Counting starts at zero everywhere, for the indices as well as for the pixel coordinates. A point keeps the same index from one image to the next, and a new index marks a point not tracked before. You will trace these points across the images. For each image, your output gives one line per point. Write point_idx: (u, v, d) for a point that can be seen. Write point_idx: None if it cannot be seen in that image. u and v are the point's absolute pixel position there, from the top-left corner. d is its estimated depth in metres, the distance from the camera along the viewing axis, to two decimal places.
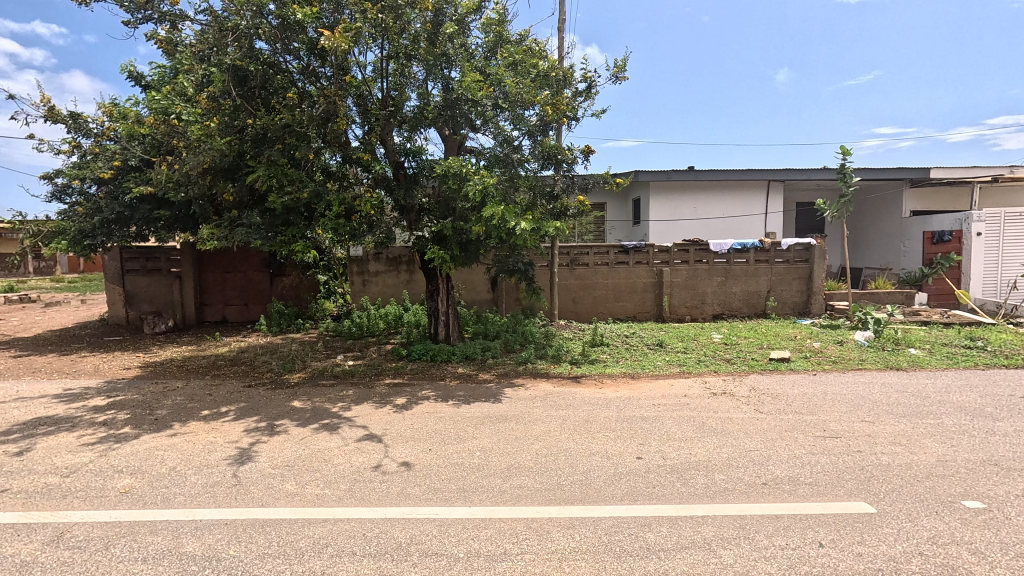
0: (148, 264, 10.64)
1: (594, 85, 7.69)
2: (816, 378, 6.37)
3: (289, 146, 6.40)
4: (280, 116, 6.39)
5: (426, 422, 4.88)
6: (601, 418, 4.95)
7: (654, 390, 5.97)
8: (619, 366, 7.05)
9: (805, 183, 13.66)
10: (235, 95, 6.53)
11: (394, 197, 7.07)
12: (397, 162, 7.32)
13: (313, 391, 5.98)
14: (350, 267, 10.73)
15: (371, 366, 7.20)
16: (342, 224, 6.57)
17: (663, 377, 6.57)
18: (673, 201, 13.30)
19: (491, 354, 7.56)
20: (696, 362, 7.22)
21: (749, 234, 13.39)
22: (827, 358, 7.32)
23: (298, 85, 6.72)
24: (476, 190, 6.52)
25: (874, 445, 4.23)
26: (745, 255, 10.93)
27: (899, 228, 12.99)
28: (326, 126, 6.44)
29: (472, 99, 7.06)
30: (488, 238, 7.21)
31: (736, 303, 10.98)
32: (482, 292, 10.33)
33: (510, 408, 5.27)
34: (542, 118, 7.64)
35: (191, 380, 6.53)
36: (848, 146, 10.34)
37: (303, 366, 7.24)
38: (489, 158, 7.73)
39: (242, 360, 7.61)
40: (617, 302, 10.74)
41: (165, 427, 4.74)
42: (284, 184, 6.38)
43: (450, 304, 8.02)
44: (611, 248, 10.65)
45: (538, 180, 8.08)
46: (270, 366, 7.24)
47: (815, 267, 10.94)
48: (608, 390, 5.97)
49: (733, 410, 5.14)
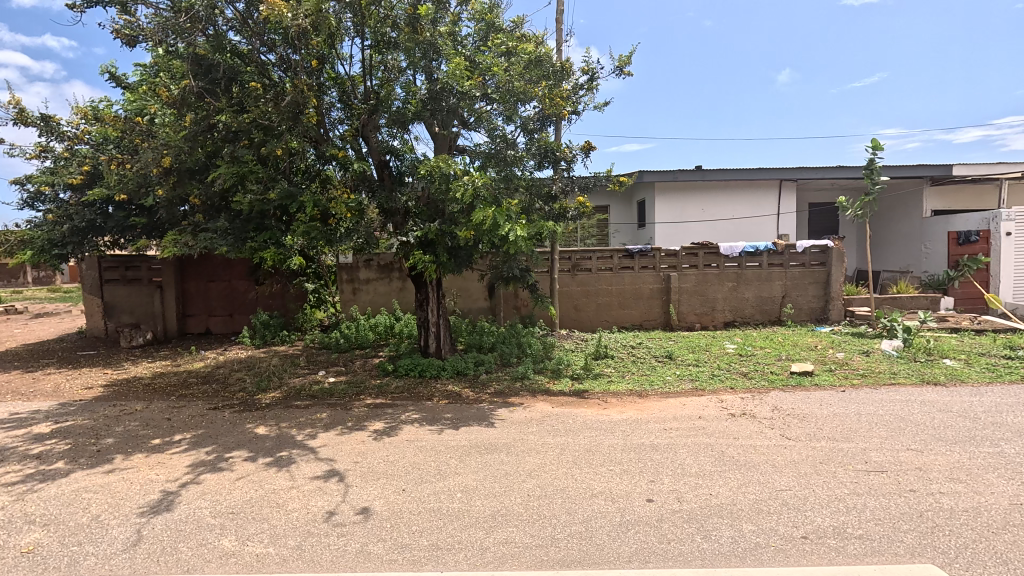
0: (128, 273, 10.12)
1: (596, 77, 7.11)
2: (846, 395, 5.69)
3: (256, 143, 5.89)
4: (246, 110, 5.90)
5: (403, 453, 4.25)
6: (605, 447, 4.32)
7: (664, 411, 5.32)
8: (625, 382, 6.40)
9: (819, 182, 13.02)
10: (200, 90, 6.04)
11: (377, 200, 6.50)
12: (381, 161, 6.82)
13: (283, 415, 5.35)
14: (340, 275, 10.19)
15: (354, 384, 6.57)
16: (317, 229, 5.99)
17: (674, 395, 5.90)
18: (680, 201, 12.66)
19: (485, 370, 6.92)
20: (710, 377, 6.55)
21: (761, 236, 12.72)
22: (854, 371, 6.64)
23: (270, 76, 6.16)
24: (462, 190, 5.98)
25: (930, 482, 3.56)
26: (758, 259, 10.29)
27: (920, 229, 12.31)
28: (297, 121, 5.90)
29: (462, 91, 6.50)
30: (480, 243, 6.61)
31: (749, 310, 10.32)
32: (479, 300, 9.72)
33: (501, 435, 4.64)
34: (540, 113, 7.02)
35: (153, 401, 5.93)
36: (878, 140, 9.69)
37: (279, 384, 6.62)
38: (482, 156, 7.18)
39: (216, 377, 7.01)
40: (622, 309, 10.11)
41: (104, 461, 4.14)
42: (251, 183, 5.83)
43: (442, 315, 7.42)
44: (615, 252, 10.04)
45: (536, 182, 7.47)
46: (243, 384, 6.63)
47: (832, 271, 10.29)
48: (614, 411, 5.33)
49: (755, 436, 4.48)
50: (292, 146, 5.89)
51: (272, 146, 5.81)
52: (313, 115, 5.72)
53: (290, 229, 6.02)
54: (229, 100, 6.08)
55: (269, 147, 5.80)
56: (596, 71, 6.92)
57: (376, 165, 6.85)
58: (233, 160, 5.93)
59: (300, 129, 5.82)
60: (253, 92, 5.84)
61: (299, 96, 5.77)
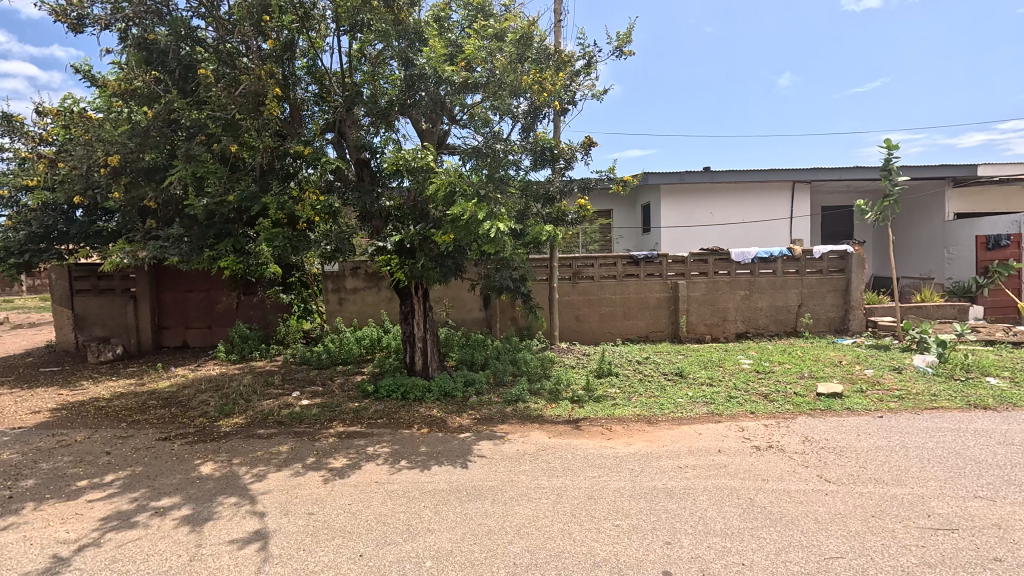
0: (100, 282, 9.50)
1: (595, 62, 6.46)
2: (886, 422, 4.97)
3: (212, 138, 5.24)
4: (202, 103, 5.24)
5: (368, 501, 3.57)
6: (609, 493, 3.63)
7: (679, 442, 4.60)
8: (632, 406, 5.70)
9: (833, 184, 12.34)
10: (154, 80, 5.42)
11: (352, 202, 5.80)
12: (360, 160, 6.14)
13: (240, 448, 4.66)
14: (325, 284, 9.53)
15: (328, 407, 5.87)
16: (282, 234, 5.29)
17: (688, 422, 5.18)
18: (687, 205, 12.00)
19: (475, 391, 6.23)
20: (726, 399, 5.82)
21: (773, 241, 12.04)
22: (889, 392, 5.91)
23: (228, 60, 5.45)
24: (445, 190, 5.34)
25: (1016, 548, 2.84)
26: (771, 265, 9.59)
27: (943, 233, 11.59)
28: (258, 113, 5.22)
29: (444, 78, 5.85)
30: (467, 248, 5.95)
31: (763, 320, 9.61)
32: (473, 310, 9.06)
33: (487, 477, 3.96)
34: (533, 105, 6.39)
35: (99, 430, 5.23)
36: (894, 139, 9.02)
37: (246, 406, 5.93)
38: (472, 154, 6.55)
39: (178, 400, 6.31)
40: (627, 320, 9.41)
41: (9, 513, 3.45)
42: (206, 183, 5.13)
43: (429, 329, 6.75)
44: (618, 259, 9.35)
45: (530, 181, 6.84)
46: (205, 408, 5.92)
47: (852, 278, 9.58)
48: (620, 444, 4.62)
49: (788, 479, 3.78)
50: (250, 140, 5.24)
51: (230, 140, 5.18)
52: (274, 105, 5.07)
53: (253, 235, 5.34)
54: (185, 91, 5.45)
55: (227, 142, 5.17)
56: (594, 53, 6.26)
57: (355, 164, 6.18)
58: (187, 157, 5.24)
59: (258, 121, 5.15)
60: (205, 81, 5.19)
61: (250, 81, 5.13)
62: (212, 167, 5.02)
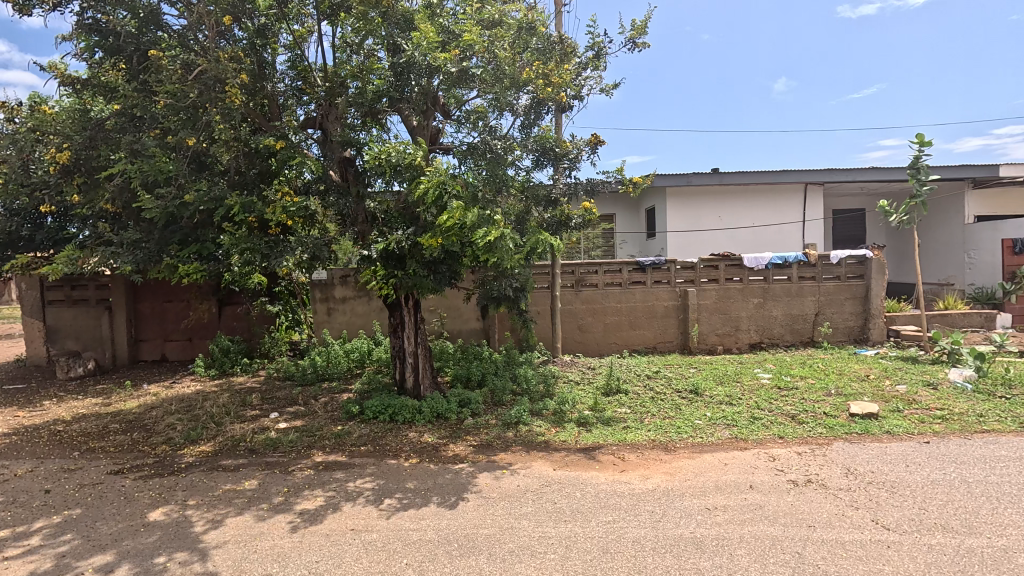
0: (73, 292, 8.94)
1: (604, 53, 5.93)
2: (936, 449, 4.38)
3: (168, 130, 4.59)
4: (158, 90, 4.57)
5: (339, 557, 2.98)
6: (628, 545, 3.04)
7: (703, 475, 4.02)
8: (645, 429, 5.12)
9: (847, 186, 11.80)
10: (111, 69, 4.85)
11: (334, 204, 5.23)
12: (344, 158, 5.58)
13: (201, 485, 4.07)
14: (313, 293, 8.97)
15: (307, 432, 5.27)
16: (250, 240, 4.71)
17: (710, 449, 4.59)
18: (694, 208, 11.47)
19: (471, 412, 5.65)
20: (749, 421, 5.23)
21: (784, 246, 11.52)
22: (929, 413, 5.32)
23: (190, 43, 4.81)
24: (434, 189, 4.78)
25: None
26: (787, 272, 9.03)
27: (964, 237, 11.06)
28: (218, 103, 4.48)
29: (433, 64, 5.29)
30: (461, 254, 5.37)
31: (778, 330, 9.05)
32: (469, 320, 8.49)
33: (482, 523, 3.36)
34: (536, 99, 5.80)
35: (46, 461, 4.63)
36: (924, 134, 8.55)
37: (216, 431, 5.34)
38: (467, 151, 5.97)
39: (142, 423, 5.70)
40: (634, 330, 8.84)
41: None
42: (161, 181, 4.48)
43: (420, 343, 6.18)
44: (624, 265, 8.77)
45: (531, 183, 6.29)
46: (171, 433, 5.32)
47: (872, 284, 9.03)
48: (635, 478, 4.03)
49: (839, 525, 3.19)
50: (212, 134, 4.63)
51: (188, 133, 4.55)
52: (236, 92, 4.40)
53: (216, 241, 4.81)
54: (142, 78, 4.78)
55: (184, 135, 4.53)
56: (604, 43, 5.72)
57: (338, 164, 5.61)
58: (138, 151, 4.59)
59: (220, 110, 4.49)
60: (159, 64, 4.54)
61: (204, 63, 4.47)
62: (165, 161, 4.38)
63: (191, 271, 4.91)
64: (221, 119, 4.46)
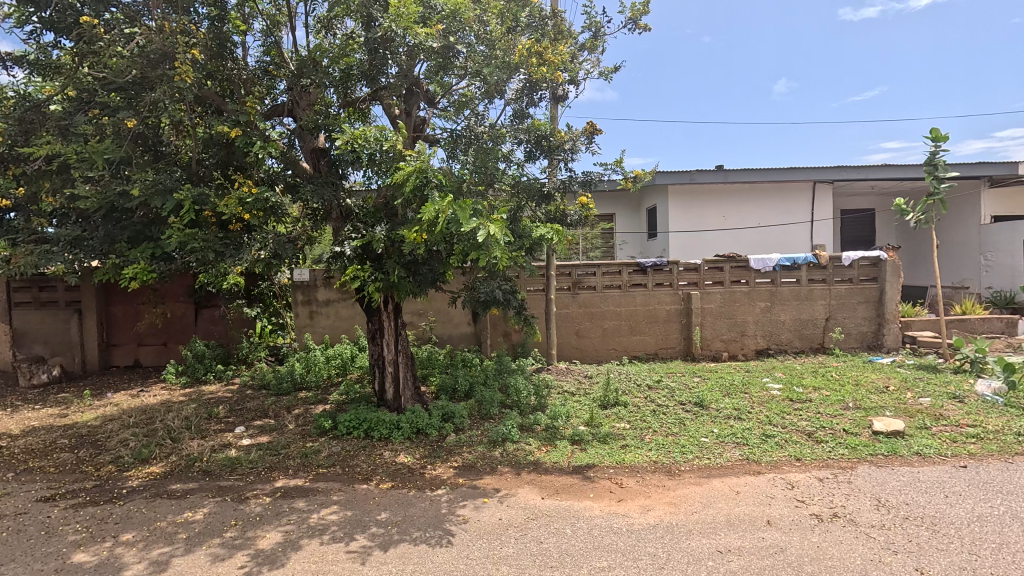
0: (42, 294, 8.45)
1: (603, 34, 5.46)
2: (977, 476, 3.86)
3: (110, 111, 4.07)
4: (100, 67, 4.06)
5: None
6: None
7: (713, 507, 3.51)
8: (646, 448, 4.62)
9: (857, 185, 11.28)
10: (52, 45, 4.36)
11: (304, 197, 4.73)
12: (318, 148, 5.11)
13: (140, 516, 3.56)
14: (294, 295, 8.47)
15: (272, 450, 4.76)
16: (201, 236, 4.12)
17: (720, 473, 4.08)
18: (697, 207, 10.96)
19: (455, 428, 5.14)
20: (761, 439, 4.71)
21: (790, 246, 11.02)
22: (960, 430, 4.81)
23: (135, 10, 4.28)
24: (411, 178, 4.26)
25: None
26: (795, 274, 8.52)
27: (980, 238, 10.56)
28: (166, 82, 3.98)
29: (414, 41, 4.83)
30: (444, 254, 4.89)
31: (786, 335, 8.54)
32: (459, 325, 8.00)
33: (454, 570, 2.85)
34: (527, 84, 5.35)
35: None
36: (940, 129, 8.04)
37: (172, 448, 4.83)
38: (452, 141, 5.49)
39: (94, 438, 5.19)
40: (633, 335, 8.34)
41: None
42: (101, 169, 3.95)
43: (401, 350, 5.67)
44: (623, 267, 8.27)
45: (523, 177, 5.83)
46: (121, 451, 4.81)
47: (885, 287, 8.52)
48: (634, 510, 3.51)
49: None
50: (157, 116, 4.17)
51: (129, 113, 4.08)
52: (186, 68, 3.91)
53: (163, 237, 4.13)
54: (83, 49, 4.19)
55: (123, 116, 4.06)
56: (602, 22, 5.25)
57: (311, 155, 5.13)
58: (78, 137, 4.08)
59: (170, 89, 4.02)
60: (98, 35, 4.02)
61: (148, 34, 3.98)
62: (100, 145, 3.94)
63: (138, 272, 4.19)
64: (170, 99, 3.98)
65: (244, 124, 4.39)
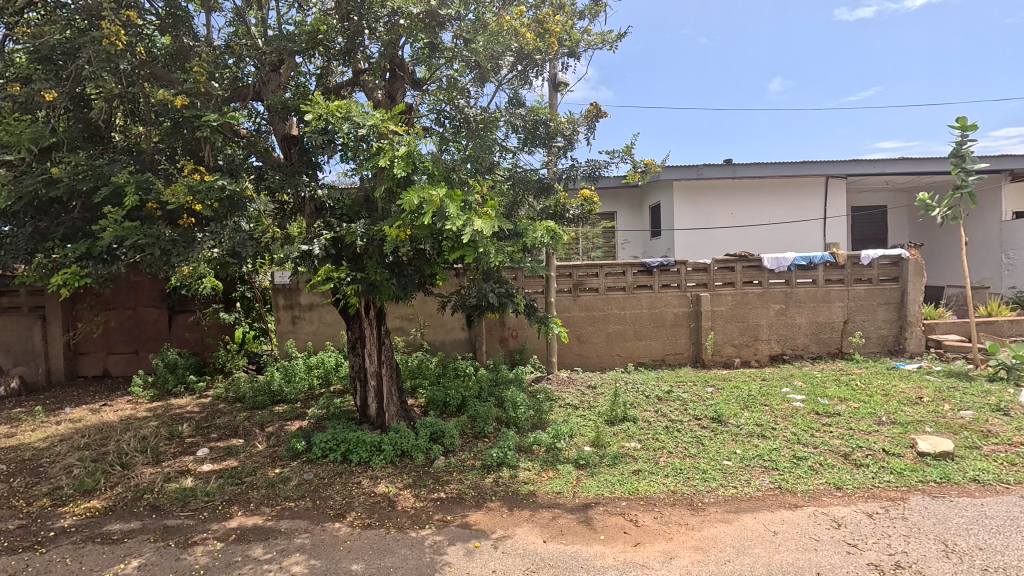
0: (3, 300, 7.83)
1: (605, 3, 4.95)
2: None
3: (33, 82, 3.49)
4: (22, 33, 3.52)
5: None
6: None
7: (749, 556, 2.92)
8: (662, 474, 4.04)
9: (872, 180, 10.74)
10: None
11: (270, 188, 4.13)
12: (288, 135, 4.53)
13: (60, 570, 2.95)
14: (274, 299, 7.89)
15: (234, 478, 4.17)
16: (143, 230, 3.47)
17: (751, 507, 3.50)
18: (704, 204, 10.42)
19: (445, 448, 4.57)
20: (793, 463, 4.13)
21: (802, 244, 10.48)
22: (1016, 451, 4.25)
23: None
24: (393, 163, 3.68)
25: None
26: (811, 274, 7.96)
27: (1002, 235, 10.03)
28: (91, 43, 3.42)
29: (394, 9, 4.31)
30: (431, 252, 4.32)
31: (803, 340, 7.98)
32: (452, 330, 7.42)
33: None
34: (519, 58, 4.93)
35: None
36: (966, 117, 7.48)
37: (120, 476, 4.21)
38: (439, 124, 4.93)
39: (34, 464, 4.57)
40: (639, 341, 7.77)
41: None
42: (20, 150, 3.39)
43: (385, 360, 5.08)
44: (628, 267, 7.71)
45: (520, 168, 5.29)
46: (60, 479, 4.19)
47: (908, 288, 7.97)
48: (654, 559, 2.93)
49: None
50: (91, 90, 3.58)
51: (53, 86, 3.50)
52: (115, 29, 3.34)
53: (98, 232, 3.47)
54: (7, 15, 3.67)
55: (48, 90, 3.49)
56: None
57: (281, 143, 4.54)
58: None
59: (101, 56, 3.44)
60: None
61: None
62: (13, 122, 3.30)
63: (67, 277, 3.51)
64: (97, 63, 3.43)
65: (191, 97, 3.76)
